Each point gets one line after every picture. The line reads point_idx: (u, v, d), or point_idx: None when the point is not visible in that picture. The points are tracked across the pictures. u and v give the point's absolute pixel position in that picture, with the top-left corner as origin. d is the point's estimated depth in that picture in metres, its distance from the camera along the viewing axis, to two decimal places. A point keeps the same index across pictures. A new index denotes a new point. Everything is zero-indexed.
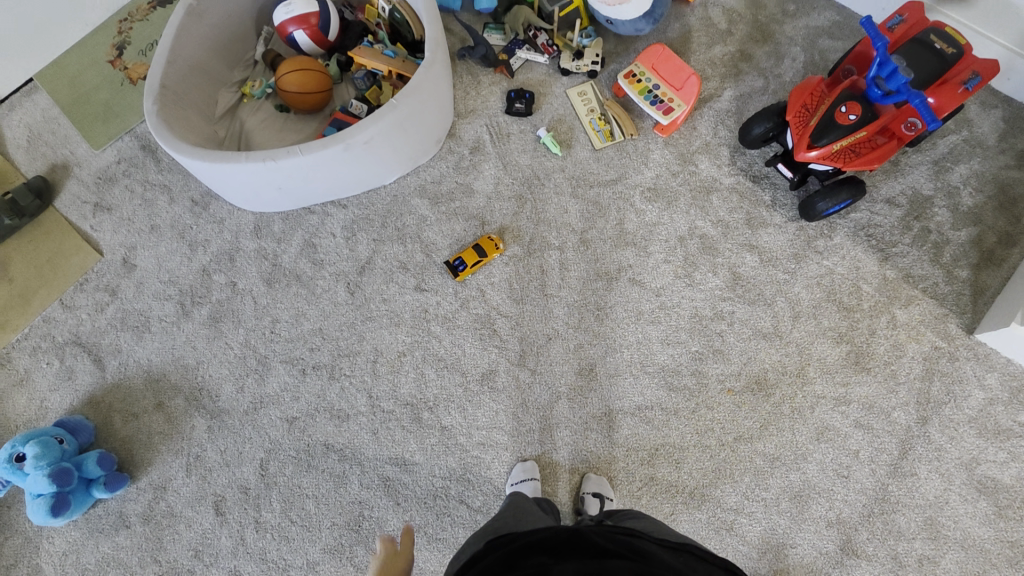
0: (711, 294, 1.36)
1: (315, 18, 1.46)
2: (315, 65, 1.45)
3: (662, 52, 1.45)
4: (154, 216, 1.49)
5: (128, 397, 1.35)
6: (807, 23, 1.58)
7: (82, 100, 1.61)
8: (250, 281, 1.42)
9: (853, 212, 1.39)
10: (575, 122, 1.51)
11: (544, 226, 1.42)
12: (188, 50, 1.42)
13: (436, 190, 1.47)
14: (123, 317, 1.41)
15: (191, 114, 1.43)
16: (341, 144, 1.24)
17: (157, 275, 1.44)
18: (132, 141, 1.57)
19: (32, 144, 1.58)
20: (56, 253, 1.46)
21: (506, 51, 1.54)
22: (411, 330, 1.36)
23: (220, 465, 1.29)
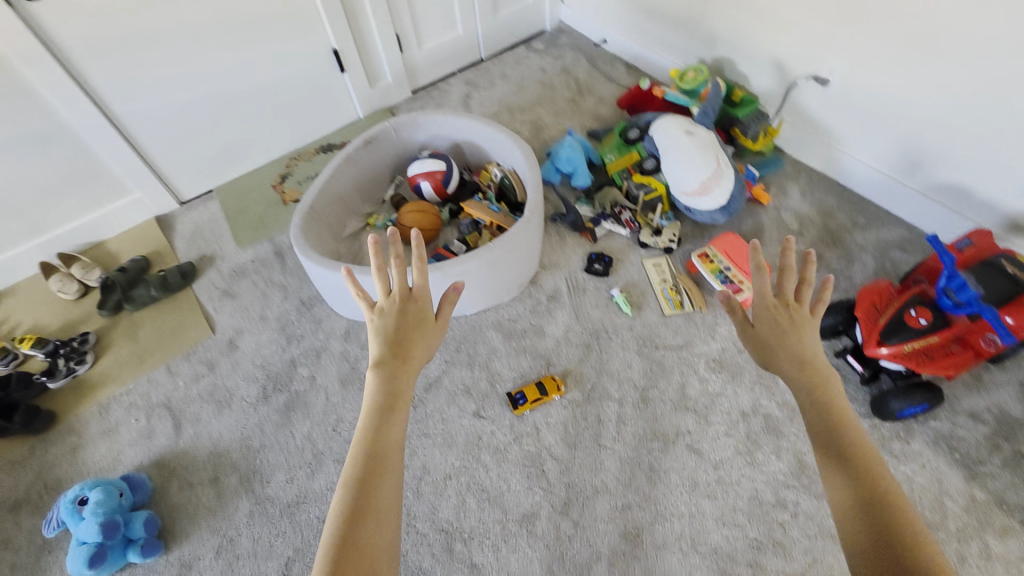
0: (774, 478, 1.30)
1: (442, 174, 1.78)
2: (430, 208, 1.73)
3: (735, 240, 1.60)
4: (266, 308, 1.72)
5: (190, 466, 1.43)
6: (877, 236, 1.70)
7: (243, 209, 1.99)
8: (329, 379, 1.54)
9: (932, 419, 1.34)
10: (648, 288, 1.64)
11: (607, 377, 1.48)
12: (337, 184, 1.76)
13: (511, 327, 1.60)
14: (211, 391, 1.56)
15: (324, 232, 1.72)
16: (439, 272, 1.42)
17: (252, 358, 1.61)
18: (270, 246, 1.88)
19: (193, 237, 1.94)
20: (179, 325, 1.70)
21: (593, 220, 1.76)
22: (462, 455, 1.39)
23: (249, 554, 1.29)
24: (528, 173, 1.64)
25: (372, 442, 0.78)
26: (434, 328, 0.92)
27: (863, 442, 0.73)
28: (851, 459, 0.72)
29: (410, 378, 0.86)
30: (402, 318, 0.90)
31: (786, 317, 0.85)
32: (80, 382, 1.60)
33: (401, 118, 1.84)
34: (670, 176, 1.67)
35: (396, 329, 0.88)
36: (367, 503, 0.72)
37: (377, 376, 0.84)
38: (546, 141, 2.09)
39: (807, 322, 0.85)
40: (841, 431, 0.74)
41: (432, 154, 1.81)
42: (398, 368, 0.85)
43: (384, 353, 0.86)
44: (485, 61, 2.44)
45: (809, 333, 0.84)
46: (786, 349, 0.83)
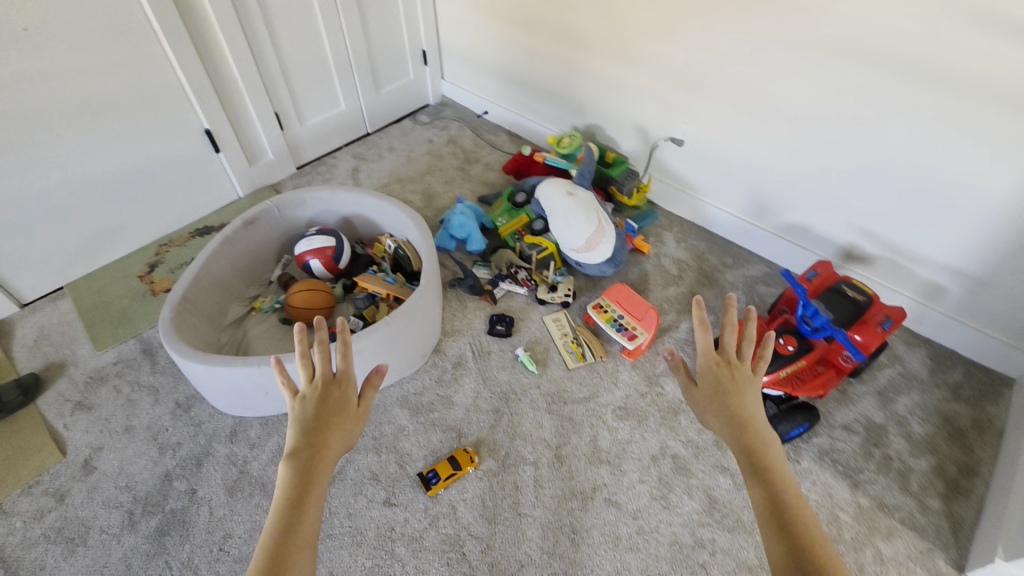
0: (689, 519, 1.32)
1: (331, 251, 1.72)
2: (320, 286, 1.65)
3: (625, 290, 1.70)
4: (133, 416, 1.50)
5: None
6: (744, 273, 1.89)
7: (102, 306, 1.77)
8: (213, 489, 1.36)
9: (814, 436, 1.46)
10: (550, 344, 1.67)
11: (519, 440, 1.45)
12: (214, 270, 1.64)
13: (417, 401, 1.54)
14: (61, 526, 1.30)
15: (201, 323, 1.57)
16: None
17: (115, 478, 1.38)
18: (137, 344, 1.67)
19: (38, 343, 1.68)
20: (17, 451, 1.43)
21: (491, 282, 1.80)
22: (374, 551, 1.27)
23: None
24: (422, 243, 1.65)
25: (279, 545, 0.67)
26: (359, 416, 0.84)
27: (795, 501, 0.70)
28: (783, 521, 0.69)
29: (329, 469, 0.77)
30: (324, 406, 0.82)
31: (721, 378, 0.86)
32: None
33: (285, 196, 1.78)
34: (557, 234, 1.75)
35: (319, 417, 0.80)
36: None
37: (295, 467, 0.74)
38: (438, 209, 2.12)
39: (746, 384, 0.86)
40: (772, 494, 0.72)
41: (319, 231, 1.75)
42: (315, 458, 0.76)
43: (301, 444, 0.76)
44: (371, 135, 2.47)
45: (742, 387, 0.85)
46: (717, 408, 0.84)
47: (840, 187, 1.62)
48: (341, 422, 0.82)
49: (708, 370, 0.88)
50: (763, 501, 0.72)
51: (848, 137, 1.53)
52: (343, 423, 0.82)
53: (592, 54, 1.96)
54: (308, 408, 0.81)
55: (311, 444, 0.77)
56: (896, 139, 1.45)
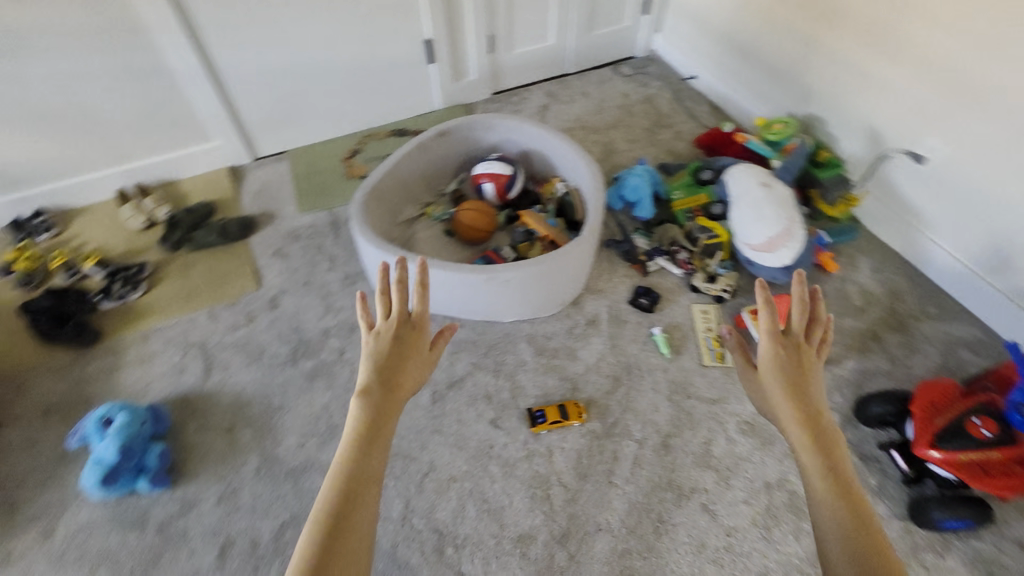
0: (787, 560, 1.22)
1: (506, 180, 1.78)
2: (486, 209, 1.73)
3: (792, 304, 1.53)
4: (312, 275, 1.76)
5: (210, 410, 1.46)
6: (947, 330, 1.59)
7: (310, 176, 2.04)
8: (357, 356, 1.56)
9: (974, 538, 1.23)
10: (690, 333, 1.59)
11: (631, 415, 1.43)
12: (403, 169, 1.79)
13: (544, 343, 1.58)
14: (245, 342, 1.60)
15: (382, 213, 1.74)
16: (484, 274, 1.42)
17: (289, 320, 1.64)
18: (328, 216, 1.92)
19: (259, 192, 2.00)
20: (228, 273, 1.75)
21: (647, 253, 1.72)
22: (471, 460, 1.37)
23: (248, 509, 1.30)
24: (592, 196, 1.63)
25: (349, 477, 0.75)
26: (424, 365, 0.90)
27: (861, 507, 0.70)
28: (846, 527, 0.68)
29: (397, 409, 0.84)
30: (396, 348, 0.88)
31: (791, 365, 0.83)
32: (129, 308, 1.68)
33: (478, 117, 1.85)
34: (736, 224, 1.61)
35: (392, 362, 0.86)
36: (340, 549, 0.69)
37: (363, 408, 0.81)
38: (615, 165, 2.06)
39: (811, 370, 0.84)
40: (836, 499, 0.71)
41: (499, 158, 1.81)
42: (385, 398, 0.83)
43: (371, 387, 0.83)
44: (570, 76, 2.44)
45: (807, 379, 0.83)
46: (778, 395, 0.82)
47: None
48: (410, 364, 0.89)
49: (770, 356, 0.84)
50: (820, 507, 0.71)
51: None
52: (411, 365, 0.89)
53: (842, 34, 1.70)
54: (381, 348, 0.87)
55: (379, 388, 0.83)
56: None
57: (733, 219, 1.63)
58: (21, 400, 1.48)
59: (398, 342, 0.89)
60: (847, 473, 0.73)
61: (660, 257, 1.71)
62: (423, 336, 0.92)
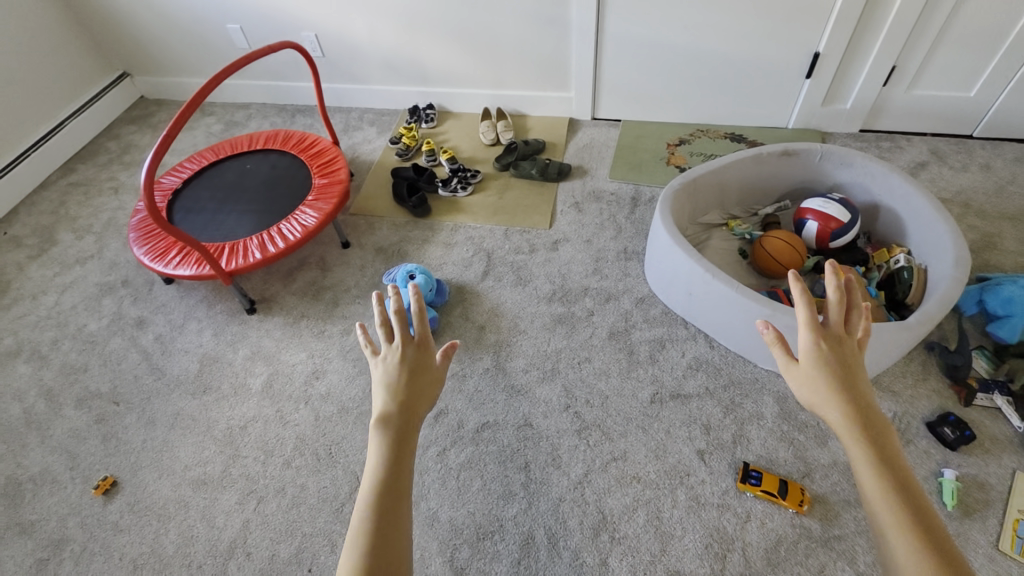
0: None
1: (838, 224, 1.55)
2: (799, 246, 1.55)
3: None
4: (596, 236, 1.86)
5: (475, 305, 1.71)
6: None
7: (632, 150, 2.13)
8: (602, 323, 1.62)
9: None
10: (998, 503, 1.21)
11: (865, 542, 1.18)
12: (729, 173, 1.70)
13: (793, 410, 1.39)
14: (521, 267, 1.80)
15: (688, 206, 1.69)
16: (769, 310, 1.32)
17: (561, 265, 1.79)
18: (632, 191, 1.99)
19: (584, 148, 2.18)
20: (533, 206, 1.98)
21: (982, 382, 1.37)
22: (663, 473, 1.32)
23: (467, 395, 1.49)
24: (946, 284, 1.33)
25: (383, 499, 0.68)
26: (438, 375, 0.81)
27: (934, 522, 0.61)
28: (916, 541, 0.60)
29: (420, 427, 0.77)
30: (414, 362, 0.81)
31: (837, 364, 0.73)
32: (454, 201, 2.04)
33: (837, 149, 1.65)
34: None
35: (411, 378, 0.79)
36: (393, 569, 0.64)
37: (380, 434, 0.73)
38: (987, 262, 1.62)
39: (859, 364, 0.74)
40: (897, 505, 0.63)
41: (842, 201, 1.59)
42: (406, 424, 0.75)
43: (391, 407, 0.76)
44: (972, 141, 1.97)
45: (856, 386, 0.72)
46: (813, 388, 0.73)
47: None
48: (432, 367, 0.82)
49: (813, 356, 0.74)
50: (885, 521, 0.62)
51: None
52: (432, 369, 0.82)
53: None
54: (386, 377, 0.79)
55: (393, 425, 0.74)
56: None
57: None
58: (367, 234, 1.95)
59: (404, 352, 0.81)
60: (905, 477, 0.65)
61: (997, 394, 1.34)
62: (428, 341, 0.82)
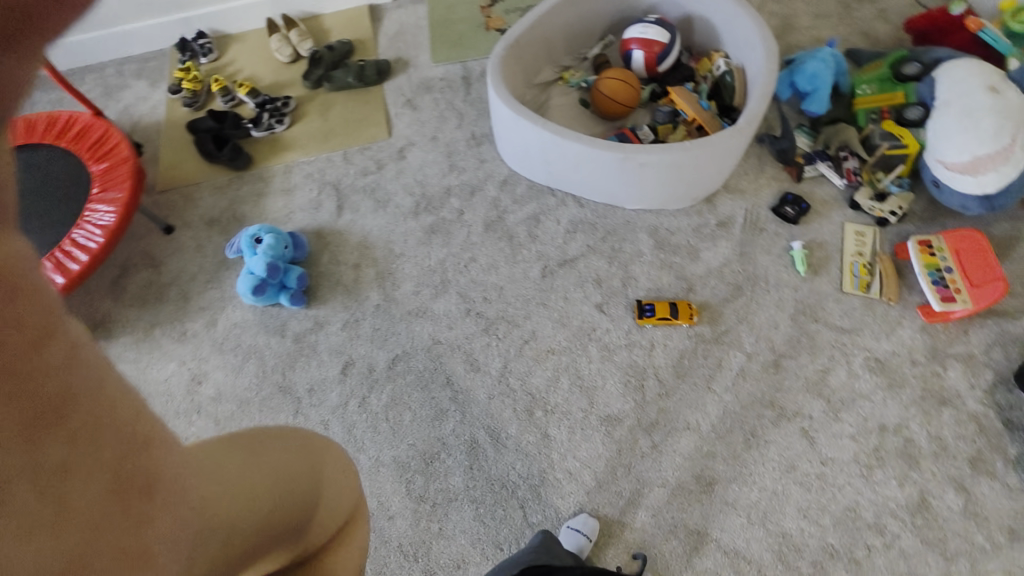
0: (883, 502, 1.16)
1: (661, 48, 1.56)
2: (632, 80, 1.55)
3: (975, 241, 1.31)
4: (440, 131, 1.74)
5: (341, 246, 1.58)
6: None
7: (447, 24, 1.94)
8: (475, 219, 1.58)
9: None
10: (835, 255, 1.42)
11: (746, 327, 1.36)
12: (549, 24, 1.61)
13: (666, 238, 1.49)
14: (374, 188, 1.66)
15: (519, 71, 1.61)
16: (622, 153, 1.33)
17: (415, 173, 1.68)
18: (461, 70, 1.85)
19: (396, 36, 1.95)
20: (363, 118, 1.79)
21: (806, 157, 1.52)
22: (571, 337, 1.39)
23: (367, 338, 1.44)
24: (761, 78, 1.40)
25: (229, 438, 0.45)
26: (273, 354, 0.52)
27: None
28: None
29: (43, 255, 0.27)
30: None
31: None
32: (275, 139, 1.78)
33: None
34: (931, 134, 1.34)
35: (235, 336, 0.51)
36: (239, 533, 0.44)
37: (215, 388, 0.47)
38: (791, 44, 1.73)
39: None
40: None
41: (657, 22, 1.58)
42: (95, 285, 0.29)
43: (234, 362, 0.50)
44: None
45: None
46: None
47: None
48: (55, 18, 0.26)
49: None
50: None
51: None
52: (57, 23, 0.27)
53: None
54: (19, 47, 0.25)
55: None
56: None
57: (932, 125, 1.34)
58: (188, 209, 1.68)
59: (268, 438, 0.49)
60: None
61: (822, 161, 1.50)
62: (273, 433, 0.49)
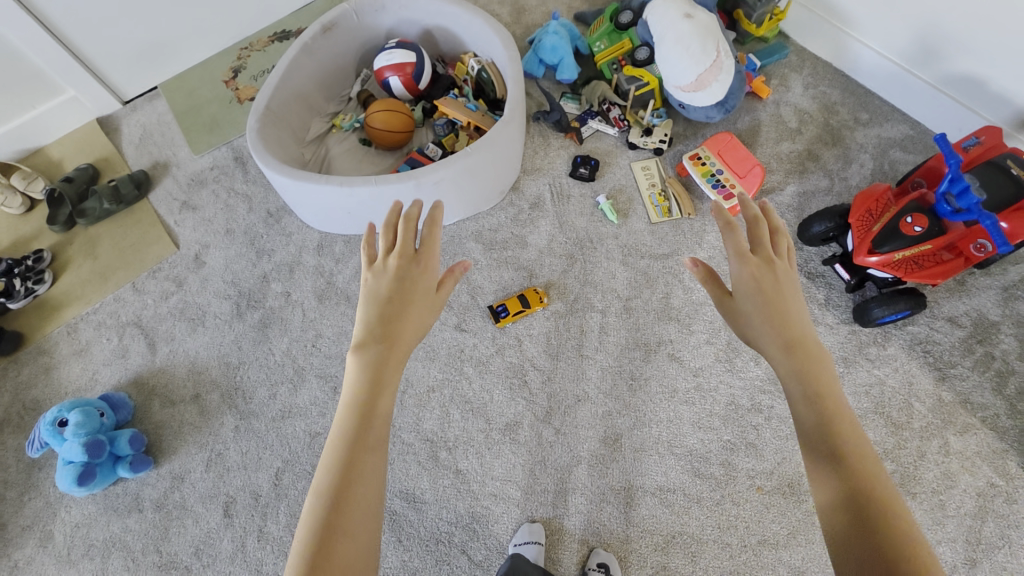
0: (751, 383, 1.31)
1: (412, 69, 1.58)
2: (405, 108, 1.56)
3: (729, 140, 1.51)
4: (231, 221, 1.61)
5: (169, 385, 1.40)
6: (879, 134, 1.61)
7: (194, 111, 1.80)
8: (304, 294, 1.49)
9: (910, 324, 1.34)
10: (635, 194, 1.56)
11: (591, 288, 1.44)
12: (295, 80, 1.55)
13: (492, 238, 1.53)
14: (183, 308, 1.50)
15: (285, 136, 1.53)
16: (413, 180, 1.32)
17: (222, 274, 1.53)
18: (228, 152, 1.73)
19: (142, 142, 1.77)
20: (140, 240, 1.60)
21: (579, 119, 1.65)
22: (444, 367, 1.37)
23: (238, 466, 1.30)
24: (511, 63, 1.48)
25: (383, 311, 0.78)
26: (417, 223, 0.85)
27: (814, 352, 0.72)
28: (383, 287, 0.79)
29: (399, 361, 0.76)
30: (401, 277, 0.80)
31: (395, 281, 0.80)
32: (43, 303, 1.53)
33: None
34: (664, 67, 1.50)
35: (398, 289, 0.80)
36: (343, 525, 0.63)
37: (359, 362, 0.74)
38: (527, 24, 1.87)
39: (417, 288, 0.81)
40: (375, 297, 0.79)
41: (398, 45, 1.59)
42: (384, 351, 0.75)
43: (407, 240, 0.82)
44: None
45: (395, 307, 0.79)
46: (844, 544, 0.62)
47: (999, 65, 1.38)
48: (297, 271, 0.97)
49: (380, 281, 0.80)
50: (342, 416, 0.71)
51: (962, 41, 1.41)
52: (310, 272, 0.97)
53: None
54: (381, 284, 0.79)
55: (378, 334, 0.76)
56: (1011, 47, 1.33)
57: (660, 60, 1.49)
58: None
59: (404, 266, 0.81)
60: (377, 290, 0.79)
61: (593, 119, 1.64)
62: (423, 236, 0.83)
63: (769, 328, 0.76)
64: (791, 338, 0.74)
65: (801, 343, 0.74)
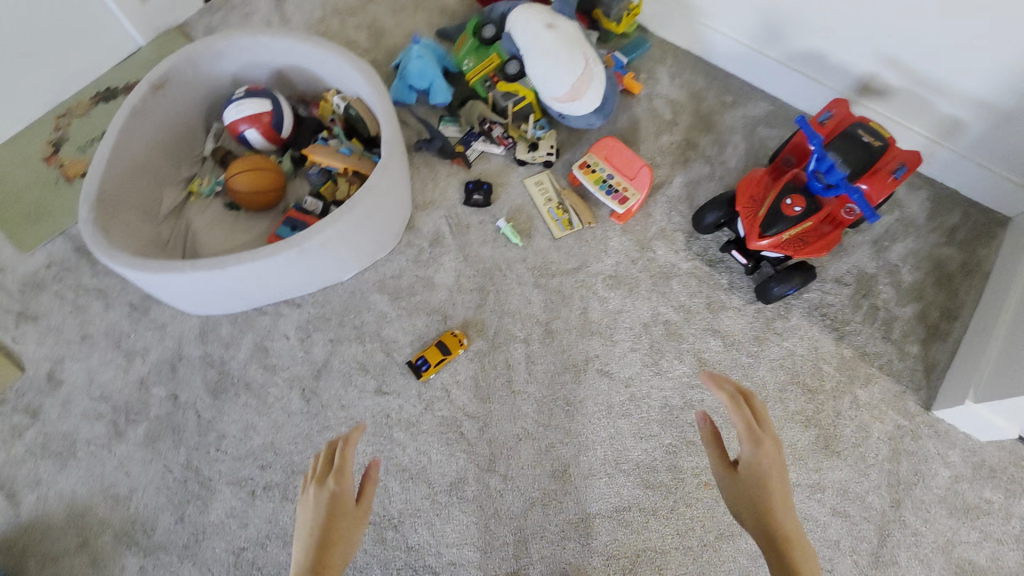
0: (679, 382, 1.33)
1: (269, 120, 1.43)
2: (268, 162, 1.39)
3: (614, 144, 1.52)
4: (86, 324, 1.38)
5: (47, 538, 1.18)
6: (744, 113, 1.69)
7: (11, 200, 1.53)
8: (194, 393, 1.31)
9: (806, 291, 1.42)
10: (533, 211, 1.53)
11: (509, 318, 1.39)
12: (130, 152, 1.35)
13: (396, 285, 1.43)
14: (44, 441, 1.26)
15: (132, 218, 1.33)
16: (295, 248, 1.19)
17: (87, 391, 1.31)
18: (65, 243, 1.47)
19: None
20: None
21: (462, 143, 1.59)
22: (372, 439, 1.27)
23: None
24: (380, 98, 1.38)
25: (313, 537, 0.89)
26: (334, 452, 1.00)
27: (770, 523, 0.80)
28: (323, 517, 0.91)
29: None
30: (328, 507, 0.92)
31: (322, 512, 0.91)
32: None
33: (196, 47, 1.41)
34: (533, 77, 1.48)
35: (326, 514, 0.91)
36: None
37: None
38: (389, 50, 1.77)
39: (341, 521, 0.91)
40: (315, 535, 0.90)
41: (249, 94, 1.43)
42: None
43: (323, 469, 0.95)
44: None
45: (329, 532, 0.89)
46: None
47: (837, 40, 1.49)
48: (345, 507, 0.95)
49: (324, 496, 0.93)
50: None
51: (801, 22, 1.51)
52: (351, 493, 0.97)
53: None
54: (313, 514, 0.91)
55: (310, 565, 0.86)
56: (844, 22, 1.43)
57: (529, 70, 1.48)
58: None
59: (328, 492, 0.92)
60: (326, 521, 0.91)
61: (476, 141, 1.59)
62: (335, 459, 0.94)
63: (749, 510, 0.82)
64: (783, 532, 0.79)
65: (778, 534, 0.79)
